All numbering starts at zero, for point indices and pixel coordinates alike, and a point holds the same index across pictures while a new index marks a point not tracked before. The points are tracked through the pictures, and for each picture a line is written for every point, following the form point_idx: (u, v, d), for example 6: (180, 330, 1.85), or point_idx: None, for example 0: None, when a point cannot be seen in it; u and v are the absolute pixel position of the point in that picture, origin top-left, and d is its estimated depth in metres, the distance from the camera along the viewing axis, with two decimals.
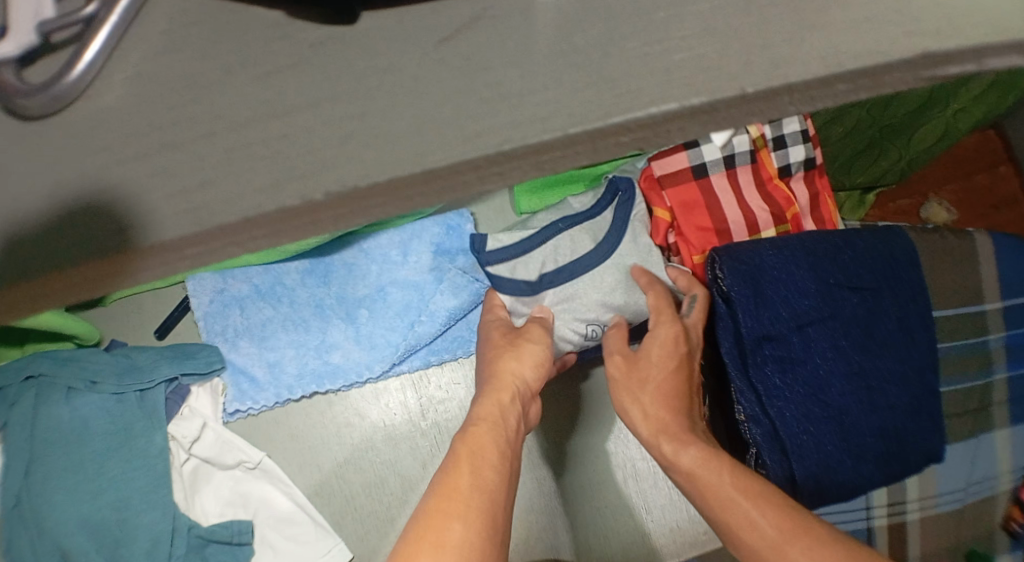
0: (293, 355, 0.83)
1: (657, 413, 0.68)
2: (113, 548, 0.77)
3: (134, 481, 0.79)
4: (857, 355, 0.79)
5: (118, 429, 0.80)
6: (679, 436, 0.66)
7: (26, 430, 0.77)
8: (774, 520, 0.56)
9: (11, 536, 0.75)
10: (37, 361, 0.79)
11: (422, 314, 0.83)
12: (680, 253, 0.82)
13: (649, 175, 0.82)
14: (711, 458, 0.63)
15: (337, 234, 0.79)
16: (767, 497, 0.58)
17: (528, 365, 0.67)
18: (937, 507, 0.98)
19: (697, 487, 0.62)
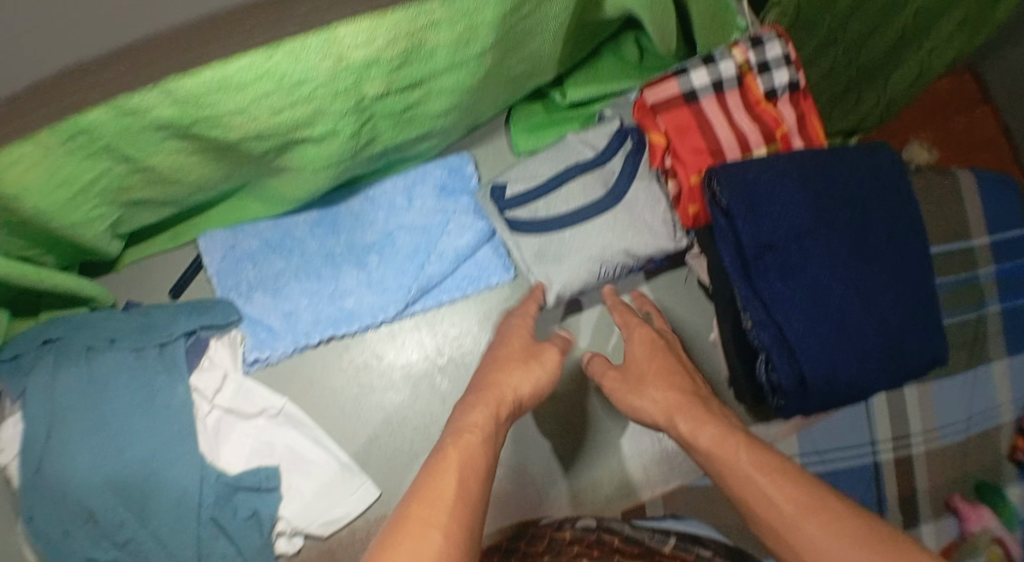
0: (307, 304, 0.84)
1: (665, 400, 0.70)
2: (140, 503, 0.79)
3: (158, 433, 0.80)
4: (854, 261, 0.82)
5: (141, 384, 0.81)
6: (694, 416, 0.68)
7: (46, 391, 0.80)
8: (791, 495, 0.58)
9: (35, 499, 0.78)
10: (51, 325, 0.81)
11: (431, 254, 0.85)
12: (679, 176, 0.84)
13: (642, 104, 0.84)
14: (728, 440, 0.64)
15: (343, 179, 0.82)
16: (784, 472, 0.60)
17: (525, 383, 0.66)
18: (939, 440, 1.00)
19: (714, 465, 0.64)
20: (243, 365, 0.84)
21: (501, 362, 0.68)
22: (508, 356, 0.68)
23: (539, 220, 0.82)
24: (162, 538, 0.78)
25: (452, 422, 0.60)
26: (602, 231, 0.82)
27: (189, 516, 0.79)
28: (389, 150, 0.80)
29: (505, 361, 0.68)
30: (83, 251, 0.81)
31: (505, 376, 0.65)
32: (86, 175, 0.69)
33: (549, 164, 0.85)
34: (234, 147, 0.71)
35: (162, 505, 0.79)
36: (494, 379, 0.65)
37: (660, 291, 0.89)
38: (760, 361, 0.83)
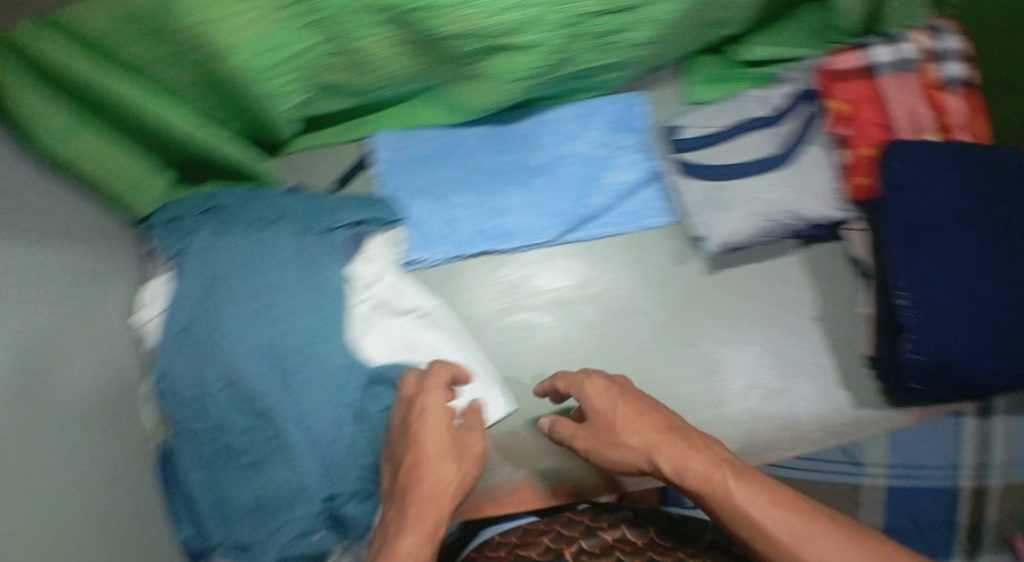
0: (471, 214, 0.87)
1: (643, 443, 0.71)
2: (284, 375, 0.80)
3: (313, 312, 0.82)
4: (1010, 259, 0.81)
5: (303, 263, 0.83)
6: (677, 453, 0.69)
7: (206, 257, 0.82)
8: (793, 521, 0.63)
9: (179, 356, 0.80)
10: (222, 195, 0.86)
11: (595, 185, 0.86)
12: (853, 145, 0.85)
13: (827, 72, 0.85)
14: (718, 469, 0.67)
15: (524, 98, 0.83)
16: (780, 502, 0.64)
17: (429, 438, 0.73)
18: None
19: (703, 498, 0.67)
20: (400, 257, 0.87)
21: (444, 448, 0.73)
22: (427, 444, 0.73)
23: (713, 166, 0.83)
24: (300, 413, 0.79)
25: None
26: (774, 188, 0.83)
27: (329, 397, 0.80)
28: (578, 76, 0.81)
29: (424, 441, 0.73)
30: (257, 128, 0.83)
31: (417, 481, 0.71)
32: (298, 44, 0.72)
33: (727, 115, 0.86)
34: (443, 43, 0.73)
35: (306, 380, 0.80)
36: (422, 475, 0.72)
37: (811, 259, 0.89)
38: (902, 341, 0.80)
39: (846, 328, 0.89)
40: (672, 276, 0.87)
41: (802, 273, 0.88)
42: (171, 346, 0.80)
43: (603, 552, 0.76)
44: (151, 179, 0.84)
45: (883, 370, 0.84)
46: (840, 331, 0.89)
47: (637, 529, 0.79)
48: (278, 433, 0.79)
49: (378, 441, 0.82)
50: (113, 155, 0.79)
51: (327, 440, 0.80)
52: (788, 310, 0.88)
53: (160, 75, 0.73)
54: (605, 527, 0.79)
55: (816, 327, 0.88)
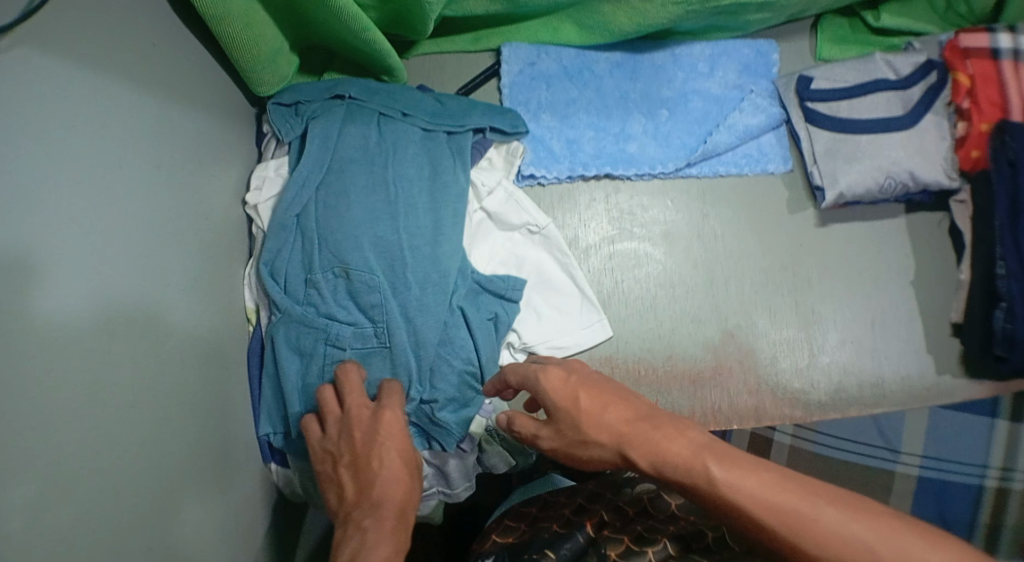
0: (592, 137, 0.86)
1: (612, 434, 0.58)
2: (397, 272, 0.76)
3: (435, 210, 0.79)
4: None
5: (428, 163, 0.81)
6: (649, 439, 0.56)
7: (331, 139, 0.79)
8: (786, 488, 0.51)
9: (290, 242, 0.77)
10: (347, 84, 0.82)
11: (721, 123, 0.86)
12: (970, 120, 0.86)
13: (954, 46, 0.87)
14: (702, 450, 0.54)
15: (666, 26, 0.83)
16: (769, 480, 0.51)
17: (381, 444, 0.64)
18: None
19: (686, 491, 0.54)
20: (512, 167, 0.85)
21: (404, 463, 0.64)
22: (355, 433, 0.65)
23: (840, 119, 0.85)
24: (413, 313, 0.76)
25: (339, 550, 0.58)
26: (895, 148, 0.85)
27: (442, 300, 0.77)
28: (724, 10, 0.81)
29: (369, 443, 0.64)
30: (400, 21, 0.82)
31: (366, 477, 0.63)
32: None
33: (853, 74, 0.88)
34: None
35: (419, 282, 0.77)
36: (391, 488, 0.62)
37: (916, 226, 0.91)
38: (998, 309, 0.82)
39: (942, 296, 0.90)
40: (786, 223, 0.88)
41: (906, 238, 0.90)
42: (284, 227, 0.76)
43: (623, 524, 0.71)
44: (285, 60, 0.82)
45: (971, 337, 0.87)
46: (933, 298, 0.90)
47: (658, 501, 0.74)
48: (386, 332, 0.75)
49: (486, 352, 0.79)
50: (252, 19, 0.74)
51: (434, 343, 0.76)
52: (888, 271, 0.89)
53: None
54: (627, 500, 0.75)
55: (913, 292, 0.90)
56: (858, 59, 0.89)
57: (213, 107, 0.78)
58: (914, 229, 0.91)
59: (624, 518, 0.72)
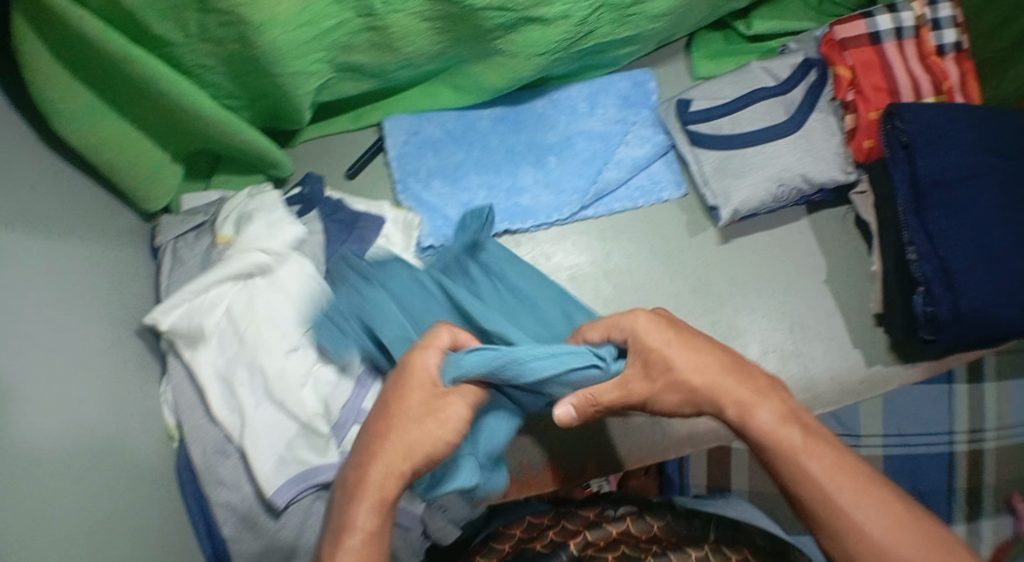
0: (485, 196, 0.88)
1: (699, 376, 0.62)
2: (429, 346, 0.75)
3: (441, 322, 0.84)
4: (1014, 209, 0.81)
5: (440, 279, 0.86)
6: (755, 393, 0.61)
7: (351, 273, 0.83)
8: (842, 471, 0.56)
9: (208, 345, 0.77)
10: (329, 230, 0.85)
11: (608, 161, 0.88)
12: (857, 111, 0.85)
13: (830, 40, 0.86)
14: (787, 423, 0.59)
15: (540, 75, 0.84)
16: (850, 467, 0.56)
17: (436, 429, 0.61)
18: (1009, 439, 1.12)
19: (763, 451, 0.59)
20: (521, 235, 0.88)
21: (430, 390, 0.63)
22: (409, 405, 0.62)
23: (721, 136, 0.85)
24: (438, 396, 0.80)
25: (339, 520, 0.58)
26: (786, 154, 0.84)
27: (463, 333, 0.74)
28: (592, 50, 0.81)
29: (429, 422, 0.61)
30: (274, 114, 0.82)
31: (394, 455, 0.60)
32: (328, 21, 0.69)
33: (731, 88, 0.87)
34: (472, 16, 0.72)
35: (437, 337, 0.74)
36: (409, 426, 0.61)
37: (820, 224, 0.92)
38: (918, 293, 0.83)
39: (857, 290, 0.91)
40: (688, 246, 0.90)
41: (812, 238, 0.91)
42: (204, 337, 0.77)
43: (606, 543, 0.79)
44: (167, 171, 0.81)
45: (896, 325, 0.87)
46: (851, 291, 0.91)
47: (637, 522, 0.84)
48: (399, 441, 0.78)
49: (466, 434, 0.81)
50: (126, 140, 0.75)
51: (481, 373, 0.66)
52: (799, 273, 0.91)
53: (187, 58, 0.69)
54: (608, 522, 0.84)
55: (827, 290, 0.90)
56: (734, 72, 0.89)
57: (96, 236, 0.78)
58: (817, 229, 0.91)
59: (608, 538, 0.81)
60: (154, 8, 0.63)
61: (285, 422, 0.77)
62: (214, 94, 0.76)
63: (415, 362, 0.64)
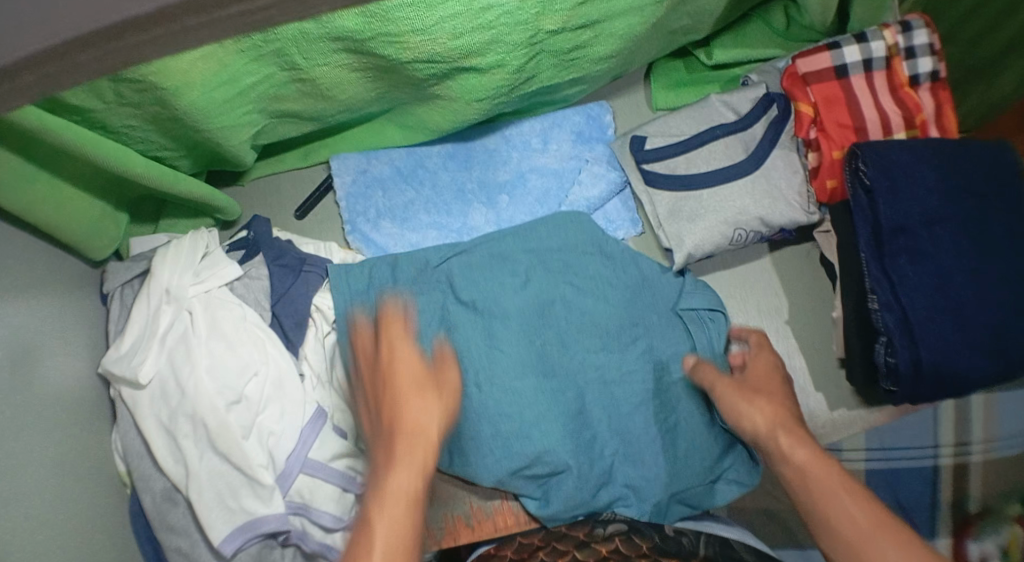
0: (435, 237, 0.86)
1: (768, 413, 0.69)
2: (606, 330, 0.81)
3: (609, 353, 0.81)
4: (978, 257, 0.79)
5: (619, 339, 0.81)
6: (794, 429, 0.67)
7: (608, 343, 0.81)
8: (859, 510, 0.59)
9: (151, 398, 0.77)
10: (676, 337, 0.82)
11: (563, 202, 0.87)
12: (821, 150, 0.83)
13: (791, 73, 0.83)
14: (821, 458, 0.64)
15: (486, 115, 0.81)
16: (882, 520, 0.58)
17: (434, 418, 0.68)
18: (999, 453, 1.05)
19: (792, 481, 0.64)
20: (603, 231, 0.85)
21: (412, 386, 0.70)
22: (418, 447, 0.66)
23: (676, 176, 0.82)
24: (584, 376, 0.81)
25: (377, 483, 0.65)
26: (741, 196, 0.82)
27: (628, 268, 0.84)
28: (537, 90, 0.80)
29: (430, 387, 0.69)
30: (214, 159, 0.82)
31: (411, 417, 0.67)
32: (249, 78, 0.69)
33: (687, 124, 0.85)
34: (400, 69, 0.70)
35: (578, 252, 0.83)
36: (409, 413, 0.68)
37: (783, 263, 0.90)
38: (878, 343, 0.80)
39: (820, 330, 0.89)
40: None
41: (773, 277, 0.89)
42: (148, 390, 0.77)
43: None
44: (109, 221, 0.84)
45: (857, 372, 0.84)
46: (814, 331, 0.89)
47: (630, 542, 0.75)
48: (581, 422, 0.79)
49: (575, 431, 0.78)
50: (59, 195, 0.75)
51: (631, 342, 0.82)
52: (759, 312, 0.89)
53: (112, 121, 0.69)
54: (599, 539, 0.76)
55: (789, 331, 0.88)
56: (693, 105, 0.86)
57: (39, 291, 0.78)
58: (776, 267, 0.89)
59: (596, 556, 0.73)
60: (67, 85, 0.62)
61: (229, 473, 0.76)
62: (148, 148, 0.76)
63: (399, 330, 0.71)
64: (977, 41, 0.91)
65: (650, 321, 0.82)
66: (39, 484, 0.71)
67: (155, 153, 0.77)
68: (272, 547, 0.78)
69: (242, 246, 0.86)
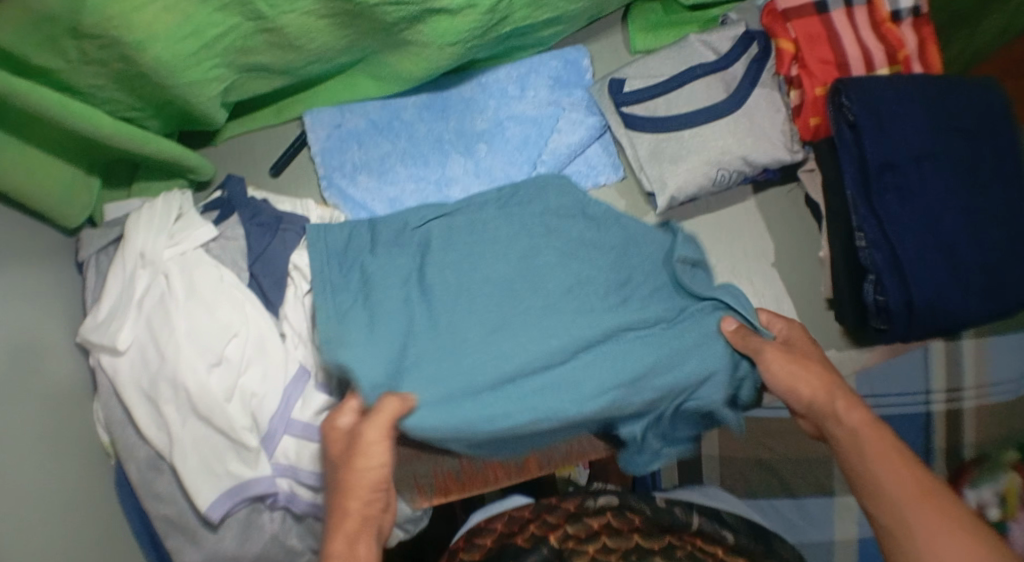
0: (413, 189, 0.85)
1: (821, 383, 0.69)
2: (596, 288, 0.78)
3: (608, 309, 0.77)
4: (965, 192, 0.78)
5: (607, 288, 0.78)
6: (848, 396, 0.67)
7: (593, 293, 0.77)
8: (908, 475, 0.60)
9: (130, 364, 0.75)
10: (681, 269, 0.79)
11: (543, 151, 0.85)
12: (803, 87, 0.81)
13: (771, 10, 0.82)
14: (874, 425, 0.64)
15: (460, 62, 0.80)
16: (929, 491, 0.58)
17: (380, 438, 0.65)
18: (992, 399, 1.05)
19: (843, 449, 0.65)
20: (584, 193, 0.84)
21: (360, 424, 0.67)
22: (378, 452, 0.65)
23: (656, 119, 0.81)
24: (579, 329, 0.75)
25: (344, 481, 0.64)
26: (723, 136, 0.80)
27: (612, 228, 0.81)
28: (512, 34, 0.78)
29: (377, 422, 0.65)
30: (184, 119, 0.80)
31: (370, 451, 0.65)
32: (214, 29, 0.67)
33: (666, 64, 0.83)
34: (368, 13, 0.69)
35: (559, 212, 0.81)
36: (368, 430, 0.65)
37: (768, 205, 0.89)
38: (867, 282, 0.79)
39: (807, 272, 0.88)
40: None
41: (758, 220, 0.88)
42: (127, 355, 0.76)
43: (587, 538, 0.73)
44: (81, 186, 0.82)
45: (847, 312, 0.83)
46: (800, 274, 0.88)
47: (622, 516, 0.76)
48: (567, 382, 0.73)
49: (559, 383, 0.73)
50: (27, 161, 0.73)
51: (619, 297, 0.78)
52: (745, 256, 0.88)
53: (76, 80, 0.67)
54: (591, 513, 0.76)
55: (776, 273, 0.87)
56: (672, 45, 0.85)
57: (12, 260, 0.76)
58: (761, 209, 0.88)
59: (592, 531, 0.73)
60: (25, 41, 0.60)
61: (214, 438, 0.75)
62: (115, 108, 0.74)
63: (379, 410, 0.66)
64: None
65: (638, 280, 0.79)
66: (20, 454, 0.70)
67: (123, 114, 0.75)
68: (261, 511, 0.78)
69: (216, 207, 0.84)
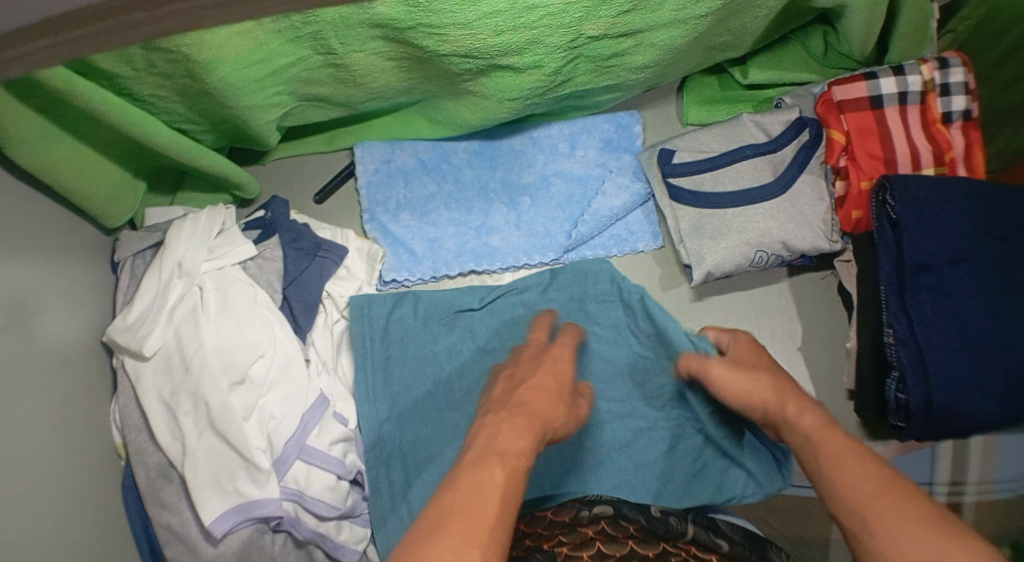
0: (453, 233, 0.87)
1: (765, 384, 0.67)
2: (633, 375, 0.83)
3: (642, 400, 0.82)
4: (996, 299, 0.78)
5: (645, 371, 0.83)
6: (796, 399, 0.65)
7: (628, 381, 0.83)
8: (867, 475, 0.54)
9: (155, 371, 0.76)
10: None
11: (585, 211, 0.87)
12: (849, 179, 0.83)
13: (826, 100, 0.83)
14: (827, 426, 0.61)
15: (517, 116, 0.81)
16: (892, 488, 0.52)
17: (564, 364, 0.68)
18: (993, 493, 1.03)
19: (802, 453, 0.60)
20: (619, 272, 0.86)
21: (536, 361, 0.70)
22: (541, 408, 0.61)
23: (704, 193, 0.82)
24: (612, 417, 0.82)
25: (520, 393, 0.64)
26: (767, 219, 0.81)
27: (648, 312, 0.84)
28: (571, 95, 0.80)
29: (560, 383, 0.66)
30: (239, 136, 0.81)
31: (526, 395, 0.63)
32: (283, 58, 0.68)
33: (717, 141, 0.85)
34: (435, 61, 0.69)
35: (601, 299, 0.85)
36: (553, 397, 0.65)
37: (800, 290, 0.90)
38: (890, 378, 0.79)
39: (831, 361, 0.89)
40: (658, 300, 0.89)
41: (789, 302, 0.90)
42: (152, 364, 0.76)
43: (581, 544, 0.68)
44: (128, 188, 0.83)
45: (866, 404, 0.84)
46: (824, 361, 0.89)
47: (618, 526, 0.72)
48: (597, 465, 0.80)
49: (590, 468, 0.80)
50: (81, 160, 0.75)
51: (657, 388, 0.83)
52: (773, 336, 0.88)
53: (139, 90, 0.68)
54: (585, 522, 0.72)
55: (801, 358, 0.89)
56: (724, 122, 0.86)
57: (51, 254, 0.77)
58: (793, 292, 0.90)
59: (585, 540, 0.69)
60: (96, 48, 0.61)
61: (228, 454, 0.74)
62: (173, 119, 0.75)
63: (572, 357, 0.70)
64: (1003, 83, 0.89)
65: None
66: (34, 450, 0.70)
67: (182, 126, 0.76)
68: (264, 532, 0.76)
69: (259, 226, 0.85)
